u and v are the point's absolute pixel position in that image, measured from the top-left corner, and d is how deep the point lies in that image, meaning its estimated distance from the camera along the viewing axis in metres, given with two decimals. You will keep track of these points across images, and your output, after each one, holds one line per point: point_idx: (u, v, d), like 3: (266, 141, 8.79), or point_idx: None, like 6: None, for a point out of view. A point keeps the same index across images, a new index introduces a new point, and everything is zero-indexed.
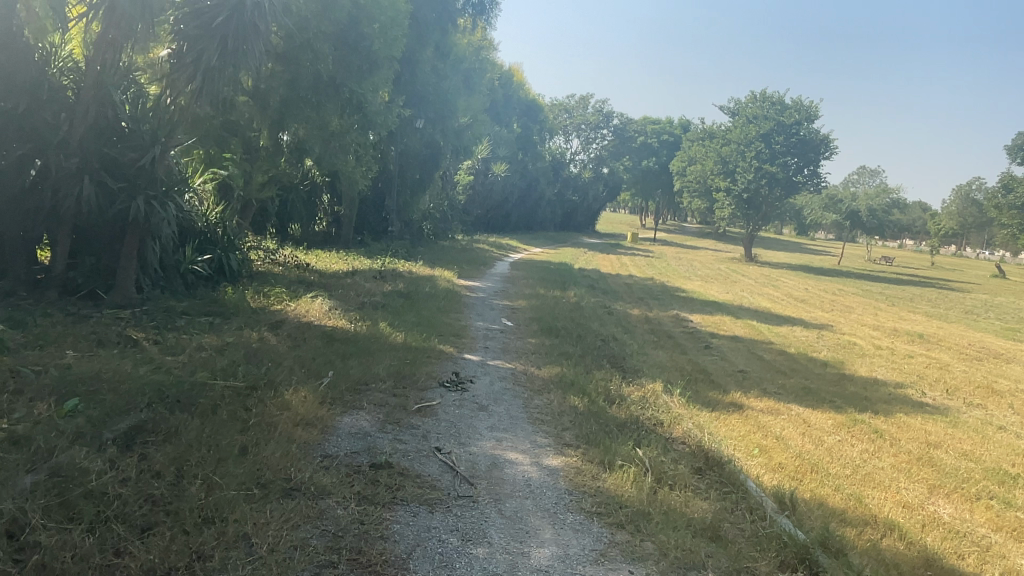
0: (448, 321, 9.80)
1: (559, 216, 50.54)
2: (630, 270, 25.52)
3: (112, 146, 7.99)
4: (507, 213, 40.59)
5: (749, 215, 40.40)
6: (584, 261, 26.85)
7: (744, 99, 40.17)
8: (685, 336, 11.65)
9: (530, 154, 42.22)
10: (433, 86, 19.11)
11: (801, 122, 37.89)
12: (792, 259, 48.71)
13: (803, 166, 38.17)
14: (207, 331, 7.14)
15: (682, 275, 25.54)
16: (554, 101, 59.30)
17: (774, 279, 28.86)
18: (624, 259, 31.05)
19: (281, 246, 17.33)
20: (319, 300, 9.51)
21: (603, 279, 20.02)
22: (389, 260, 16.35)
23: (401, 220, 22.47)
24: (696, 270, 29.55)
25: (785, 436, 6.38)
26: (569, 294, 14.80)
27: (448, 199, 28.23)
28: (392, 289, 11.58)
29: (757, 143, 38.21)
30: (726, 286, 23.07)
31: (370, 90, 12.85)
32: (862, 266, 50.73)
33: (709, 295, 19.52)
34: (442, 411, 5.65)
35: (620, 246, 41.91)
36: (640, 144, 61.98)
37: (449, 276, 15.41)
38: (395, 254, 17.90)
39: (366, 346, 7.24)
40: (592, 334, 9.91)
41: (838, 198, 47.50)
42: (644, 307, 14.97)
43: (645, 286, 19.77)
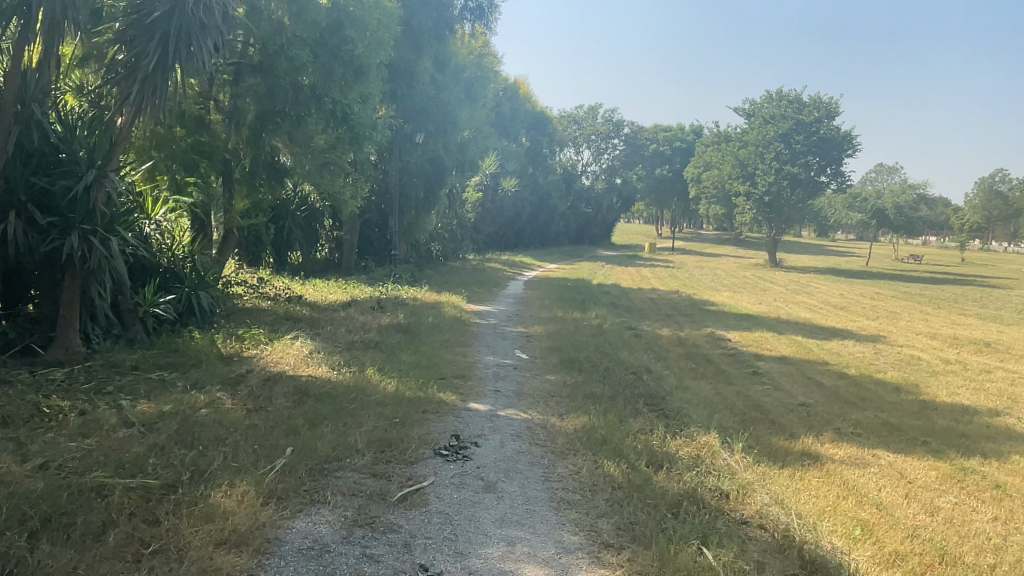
0: (452, 358, 8.40)
1: (573, 230, 49.17)
2: (652, 283, 24.01)
3: (41, 175, 6.67)
4: (520, 229, 39.32)
5: (772, 219, 38.76)
6: (602, 276, 25.38)
7: (760, 99, 38.66)
8: (726, 360, 10.16)
9: (541, 167, 40.99)
10: (432, 98, 17.86)
11: (821, 119, 36.30)
12: (818, 263, 46.88)
13: (826, 166, 36.52)
14: (151, 394, 5.79)
15: (708, 286, 24.00)
16: (562, 113, 58.16)
17: (805, 285, 27.19)
18: (644, 271, 29.58)
19: (275, 277, 16.10)
20: (300, 341, 8.15)
21: (625, 295, 18.57)
22: (392, 288, 15.02)
23: (407, 242, 21.20)
24: (722, 279, 27.99)
25: (887, 504, 4.91)
26: (591, 315, 13.35)
27: (457, 218, 26.96)
28: (390, 322, 10.23)
29: (776, 144, 36.65)
30: (757, 296, 21.49)
31: (359, 102, 11.59)
32: (891, 266, 48.75)
33: (742, 307, 18.00)
34: (435, 499, 4.22)
35: (639, 257, 40.45)
36: (653, 152, 60.60)
37: (457, 302, 14.05)
38: (399, 279, 16.59)
39: (345, 402, 5.85)
40: (622, 365, 8.46)
41: (862, 196, 45.70)
42: (674, 325, 13.49)
43: (670, 300, 18.28)
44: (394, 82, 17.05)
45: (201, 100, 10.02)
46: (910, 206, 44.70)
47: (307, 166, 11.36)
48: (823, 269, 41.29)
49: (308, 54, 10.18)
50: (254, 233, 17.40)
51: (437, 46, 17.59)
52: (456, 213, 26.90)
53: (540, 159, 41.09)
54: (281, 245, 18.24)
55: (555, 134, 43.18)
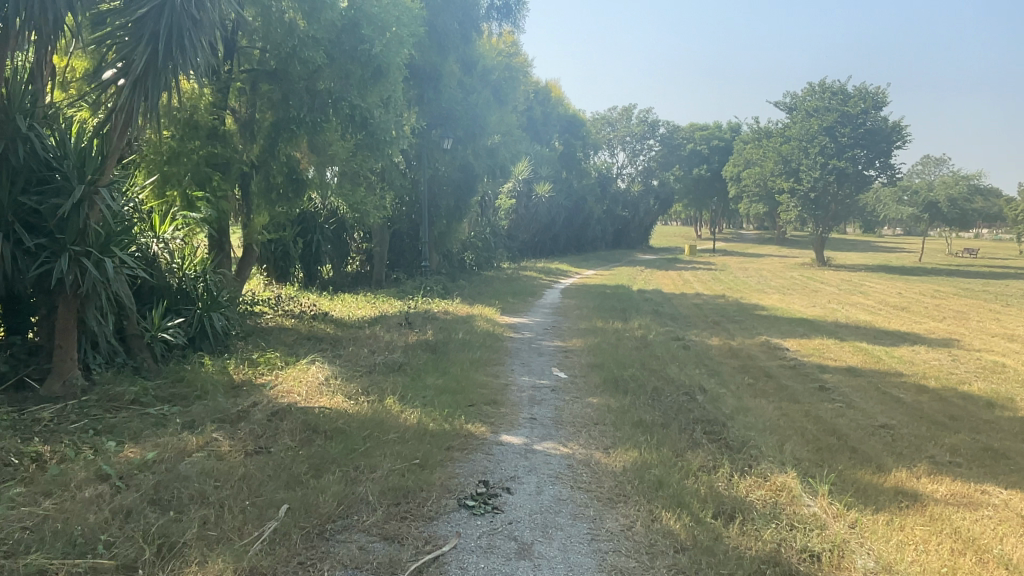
0: (483, 380, 7.62)
1: (610, 234, 48.18)
2: (694, 287, 22.92)
3: (29, 194, 6.14)
4: (555, 235, 38.53)
5: (818, 216, 37.23)
6: (643, 281, 24.43)
7: (801, 92, 37.22)
8: (787, 373, 9.17)
9: (575, 171, 40.17)
10: (460, 102, 17.23)
11: (868, 110, 34.73)
12: (868, 260, 44.96)
13: (874, 159, 34.91)
14: (143, 435, 5.15)
15: (755, 288, 22.86)
16: (595, 115, 57.17)
17: (858, 285, 25.81)
18: (685, 274, 28.52)
19: (303, 293, 15.59)
20: (317, 365, 7.46)
21: (668, 301, 17.63)
22: (423, 301, 14.33)
23: (439, 252, 20.58)
24: (768, 281, 26.70)
25: (1017, 561, 3.97)
26: (633, 325, 12.44)
27: (489, 226, 26.26)
28: (417, 340, 9.51)
29: (820, 138, 35.17)
30: (809, 298, 20.28)
31: (380, 106, 10.97)
32: (946, 262, 46.55)
33: (794, 311, 16.89)
34: (457, 571, 3.43)
35: (679, 260, 39.29)
36: (689, 152, 59.26)
37: (490, 314, 13.32)
38: (430, 291, 15.93)
39: (359, 440, 5.11)
40: (672, 384, 7.58)
41: (913, 189, 43.72)
42: (724, 334, 12.51)
43: (717, 306, 17.27)
44: (420, 87, 16.45)
45: (213, 111, 9.50)
46: (965, 198, 42.58)
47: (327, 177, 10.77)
48: (874, 267, 39.52)
49: (323, 56, 9.58)
50: (282, 248, 16.97)
51: (463, 48, 16.95)
52: (489, 221, 26.20)
53: (574, 164, 40.23)
54: (310, 260, 17.76)
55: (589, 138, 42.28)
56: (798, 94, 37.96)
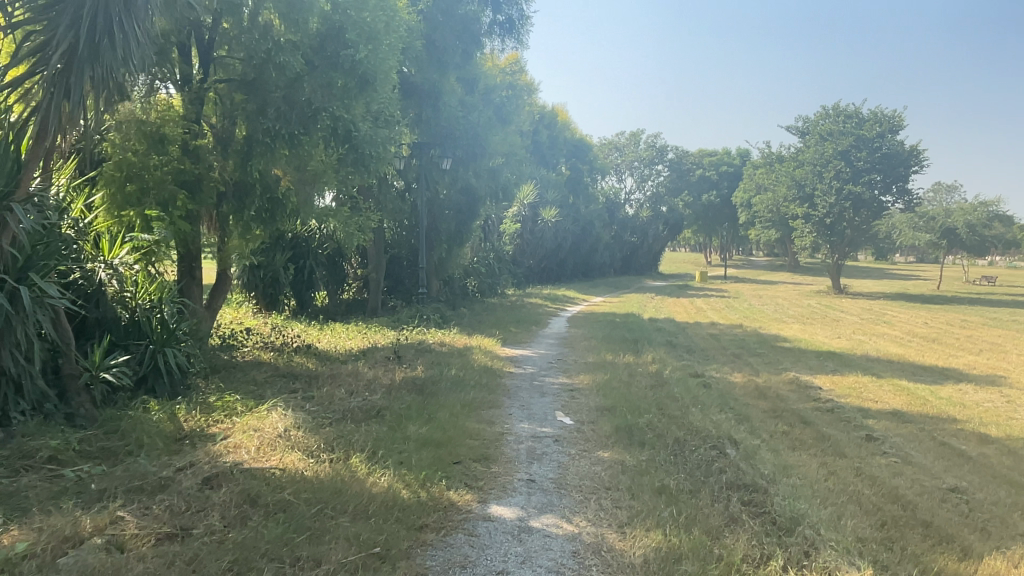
0: (473, 427, 6.52)
1: (618, 261, 47.13)
2: (708, 316, 21.77)
3: None
4: (562, 261, 37.49)
5: (833, 242, 36.12)
6: (653, 309, 23.32)
7: (814, 115, 36.32)
8: (826, 419, 8.00)
9: (582, 196, 39.32)
10: (461, 120, 16.35)
11: (884, 134, 33.77)
12: (884, 288, 43.73)
13: (891, 183, 33.87)
14: (38, 510, 4.07)
15: (773, 317, 21.69)
16: (603, 140, 56.38)
17: (880, 314, 24.58)
18: (698, 303, 27.39)
19: (291, 322, 14.59)
20: (280, 411, 6.37)
21: (682, 331, 16.51)
22: (419, 332, 13.28)
23: (439, 278, 19.58)
24: (785, 309, 25.52)
25: None
26: (646, 359, 11.30)
27: (493, 251, 25.26)
28: (404, 378, 8.44)
29: (835, 162, 34.18)
30: (831, 328, 19.09)
31: (368, 119, 10.03)
32: (964, 289, 45.20)
33: (818, 342, 15.72)
34: None
35: (690, 287, 38.14)
36: (699, 177, 58.39)
37: (489, 346, 12.25)
38: (427, 319, 14.88)
39: (306, 519, 4.00)
40: (695, 434, 6.44)
41: (930, 215, 42.59)
42: (746, 369, 11.34)
43: (735, 336, 16.13)
44: (418, 105, 15.53)
45: (182, 123, 8.57)
46: (983, 224, 41.38)
47: (310, 196, 9.79)
48: (891, 295, 38.28)
49: (303, 63, 8.65)
50: (272, 273, 16.15)
51: (464, 64, 16.09)
52: (492, 246, 25.21)
53: (581, 188, 39.33)
54: (304, 284, 16.73)
55: (596, 162, 41.42)
56: (811, 118, 37.06)
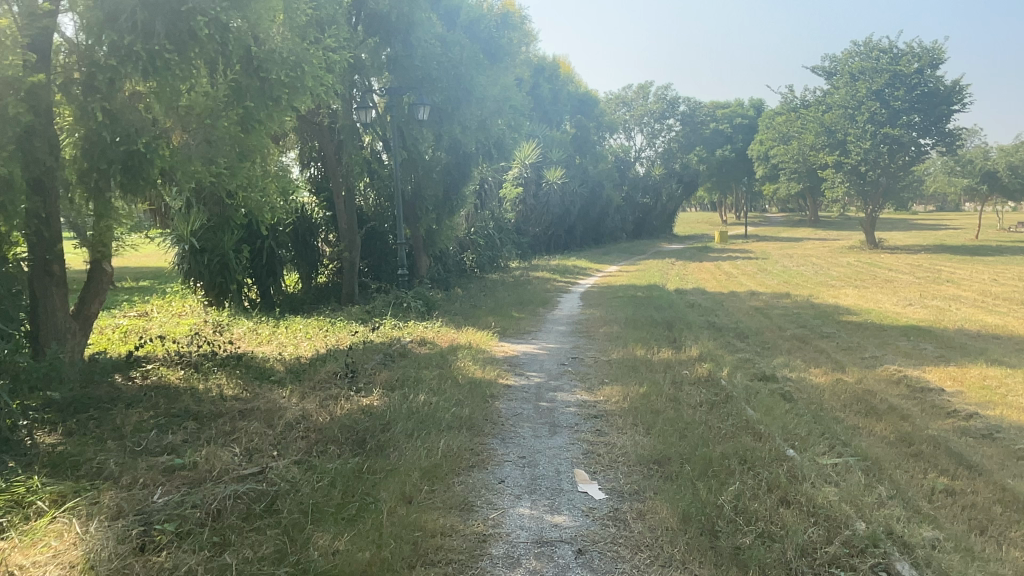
0: (429, 527, 3.70)
1: (631, 223, 44.19)
2: (743, 283, 18.85)
3: None
4: (571, 227, 34.58)
5: (867, 192, 32.85)
6: (678, 277, 20.45)
7: (843, 53, 32.73)
8: (997, 459, 5.12)
9: (590, 155, 36.37)
10: (442, 58, 13.34)
11: (923, 69, 30.23)
12: (920, 240, 40.38)
13: (933, 123, 30.45)
14: None
15: (818, 281, 18.75)
16: (609, 95, 52.79)
17: (937, 271, 21.56)
18: (725, 267, 24.47)
19: (241, 319, 11.85)
20: (81, 526, 3.55)
21: (721, 306, 13.63)
22: (393, 326, 10.50)
23: (428, 253, 16.74)
24: (825, 270, 22.47)
25: None
26: (692, 357, 8.40)
27: (492, 219, 22.30)
28: (342, 416, 5.65)
29: (869, 103, 30.59)
30: (891, 293, 16.07)
31: (292, 38, 7.05)
32: (1006, 237, 41.88)
33: (890, 313, 12.82)
34: None
35: (711, 249, 35.18)
36: (712, 131, 54.84)
37: (483, 343, 9.46)
38: (409, 305, 12.09)
39: None
40: (830, 532, 3.58)
41: (967, 158, 39.05)
42: (825, 365, 8.42)
43: (787, 310, 13.23)
44: (389, 44, 12.81)
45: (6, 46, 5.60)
46: None
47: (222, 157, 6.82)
48: (931, 247, 35.14)
49: None
50: (219, 258, 13.27)
51: None
52: (491, 214, 22.23)
53: (588, 147, 36.27)
54: (263, 269, 14.31)
55: (603, 117, 38.12)
56: (839, 56, 33.48)
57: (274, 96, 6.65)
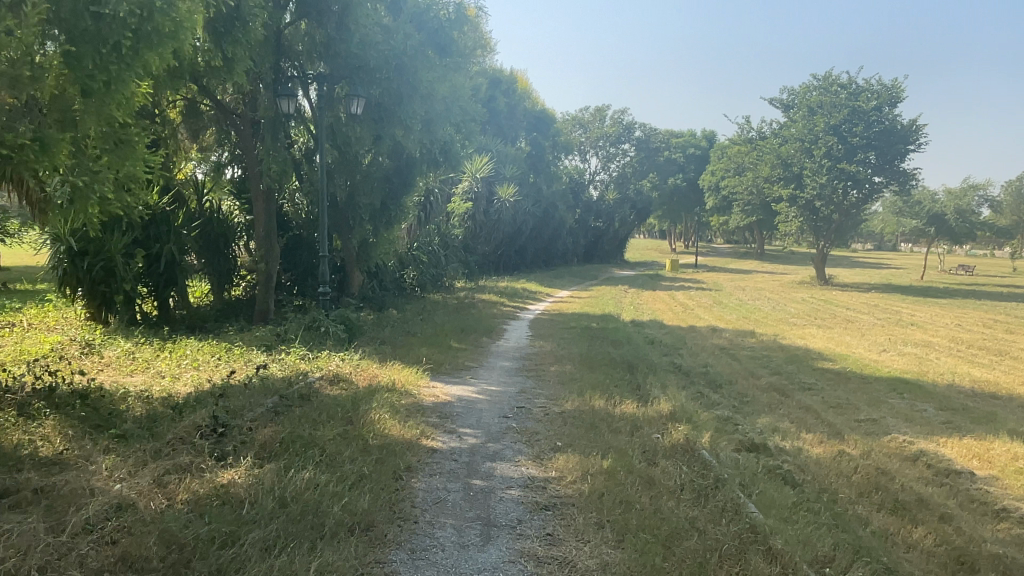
0: None
1: (582, 247, 43.10)
2: (701, 316, 17.63)
3: None
4: (520, 248, 33.10)
5: (820, 228, 32.54)
6: (633, 307, 19.15)
7: (802, 86, 32.37)
8: None
9: (544, 174, 35.05)
10: (385, 46, 11.65)
11: (881, 107, 29.99)
12: (867, 279, 40.41)
13: (889, 162, 30.23)
14: None
15: (779, 318, 17.69)
16: (565, 115, 51.78)
17: (896, 312, 20.87)
18: (680, 297, 23.34)
19: (122, 338, 9.88)
20: None
21: (684, 344, 12.25)
22: (301, 356, 8.68)
23: (361, 268, 14.96)
24: (783, 306, 21.55)
25: None
26: (663, 416, 6.82)
27: (436, 234, 20.60)
28: (175, 514, 3.84)
29: (827, 138, 30.28)
30: (860, 336, 14.98)
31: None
32: (949, 279, 42.35)
33: (866, 359, 11.66)
34: None
35: (663, 278, 34.24)
36: (666, 159, 54.44)
37: (407, 383, 7.77)
38: (328, 325, 10.30)
39: None
40: None
41: (915, 200, 39.26)
42: (821, 431, 6.97)
43: (756, 351, 11.94)
44: (319, 26, 11.02)
45: None
46: (972, 210, 38.32)
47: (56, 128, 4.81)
48: (880, 286, 35.05)
49: None
50: (104, 262, 11.25)
51: None
52: (435, 229, 20.51)
53: (542, 166, 34.95)
54: (161, 278, 12.33)
55: (559, 136, 36.98)
56: (797, 90, 33.13)
57: (112, 41, 4.90)
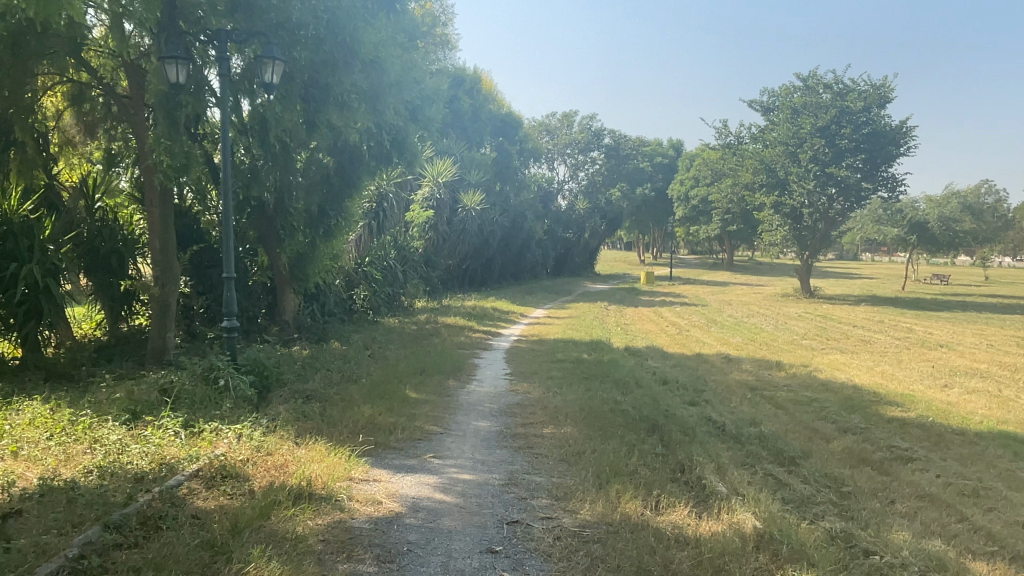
0: None
1: (551, 259, 40.60)
2: (703, 340, 15.12)
3: None
4: (487, 261, 30.38)
5: (804, 237, 30.54)
6: (622, 329, 16.58)
7: (784, 87, 30.44)
8: None
9: (511, 182, 32.44)
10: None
11: (870, 108, 28.12)
12: (848, 290, 38.69)
13: (878, 166, 28.37)
14: None
15: (791, 342, 15.29)
16: (531, 121, 49.35)
17: (910, 331, 18.71)
18: (668, 316, 20.86)
19: None
20: None
21: (705, 384, 9.64)
22: (174, 433, 5.76)
23: (295, 289, 12.09)
24: (785, 324, 19.22)
25: None
26: (752, 545, 4.14)
27: (392, 247, 17.73)
28: None
29: (813, 140, 28.29)
30: (896, 365, 12.60)
31: None
32: (930, 290, 40.96)
33: (936, 400, 9.23)
34: None
35: (641, 292, 31.85)
36: (636, 168, 52.44)
37: (331, 481, 4.99)
38: (234, 369, 7.47)
39: None
40: None
41: (896, 209, 37.68)
42: (993, 557, 4.38)
43: (797, 392, 9.40)
44: None
45: None
46: (955, 218, 36.90)
47: None
48: (867, 298, 33.24)
49: None
50: None
51: None
52: (391, 241, 17.66)
53: (508, 173, 32.33)
54: (21, 309, 9.28)
55: (526, 142, 34.56)
56: (778, 91, 31.20)
57: None
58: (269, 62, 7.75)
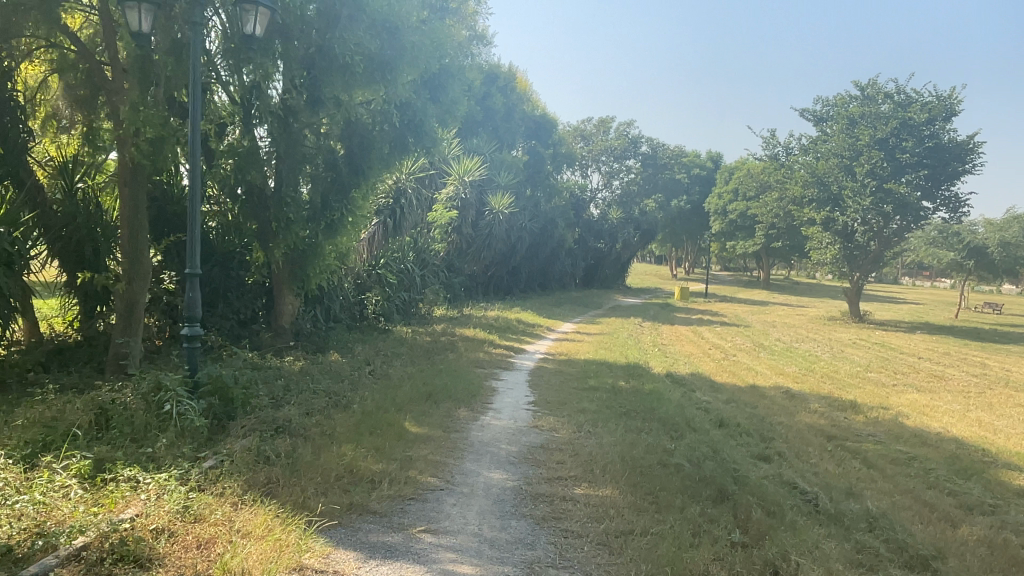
0: None
1: (581, 270, 38.79)
2: (756, 369, 13.30)
3: None
4: (514, 269, 28.74)
5: (855, 257, 28.42)
6: (661, 351, 14.81)
7: (840, 96, 28.44)
8: None
9: (544, 187, 30.80)
10: None
11: (934, 121, 25.99)
12: (897, 316, 36.29)
13: (940, 184, 26.20)
14: None
15: (856, 375, 13.40)
16: (566, 126, 47.73)
17: (984, 366, 16.63)
18: (710, 337, 19.01)
19: None
20: None
21: (771, 428, 7.90)
22: (73, 484, 4.24)
23: (293, 290, 10.60)
24: (842, 353, 17.26)
25: None
26: None
27: (410, 248, 16.20)
28: None
29: (871, 153, 26.23)
30: (989, 410, 10.69)
31: None
32: (986, 320, 38.30)
33: None
34: None
35: (677, 309, 29.94)
36: (673, 179, 50.48)
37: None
38: (187, 390, 5.93)
39: None
40: None
41: (953, 231, 35.25)
42: None
43: (885, 444, 7.62)
44: None
45: None
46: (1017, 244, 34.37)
47: None
48: (919, 325, 30.91)
49: None
50: None
51: None
52: (410, 242, 16.12)
53: (541, 177, 30.68)
54: None
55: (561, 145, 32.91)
56: (833, 100, 29.19)
57: None
58: (251, 9, 6.26)
